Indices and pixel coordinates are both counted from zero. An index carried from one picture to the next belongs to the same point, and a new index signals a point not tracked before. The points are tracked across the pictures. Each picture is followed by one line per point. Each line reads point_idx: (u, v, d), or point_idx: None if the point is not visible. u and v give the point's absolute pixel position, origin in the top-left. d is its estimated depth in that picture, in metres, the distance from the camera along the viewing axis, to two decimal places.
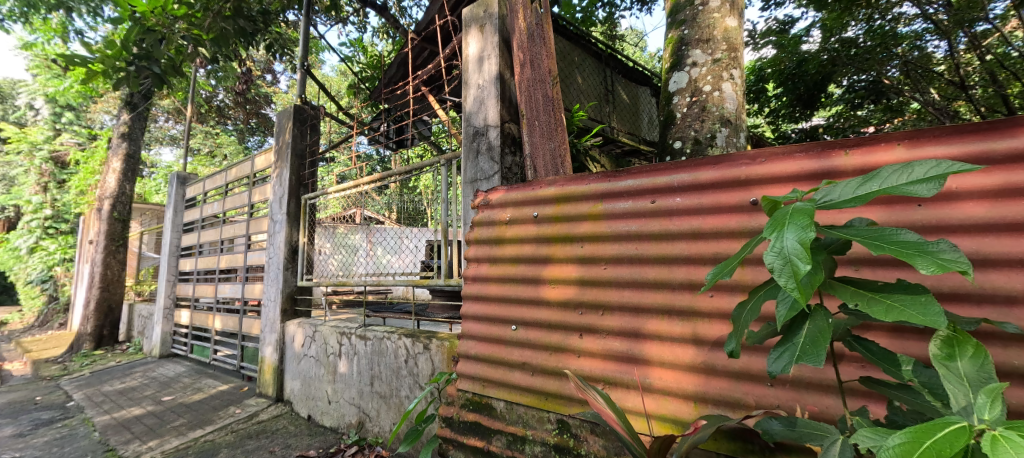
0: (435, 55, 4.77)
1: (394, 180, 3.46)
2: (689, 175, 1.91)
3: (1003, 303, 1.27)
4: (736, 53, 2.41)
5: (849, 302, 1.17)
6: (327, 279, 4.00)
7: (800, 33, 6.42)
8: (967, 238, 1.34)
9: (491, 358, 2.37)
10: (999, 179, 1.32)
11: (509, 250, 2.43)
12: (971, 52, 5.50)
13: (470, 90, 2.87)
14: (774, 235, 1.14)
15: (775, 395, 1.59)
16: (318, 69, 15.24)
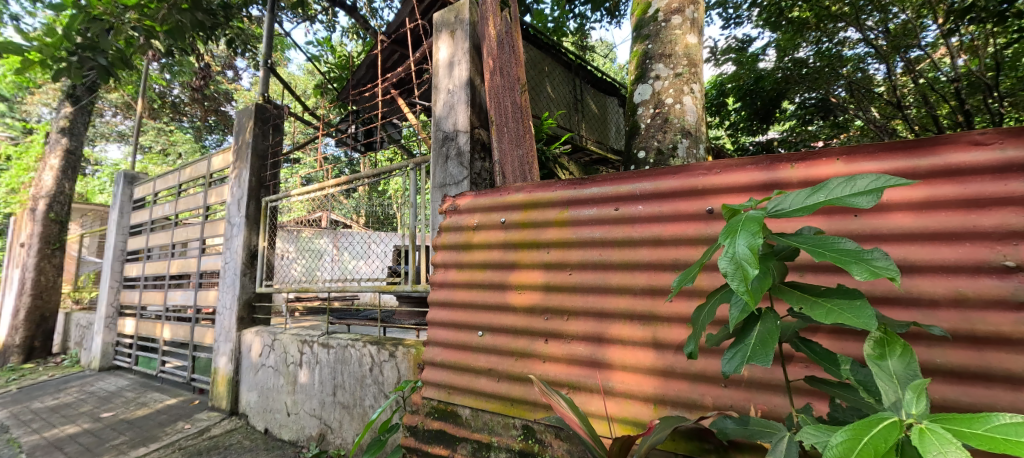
0: (405, 58, 4.70)
1: (362, 183, 3.39)
2: (651, 184, 1.98)
3: (927, 306, 1.39)
4: (696, 68, 2.53)
5: (795, 306, 1.25)
6: (288, 285, 3.84)
7: (757, 51, 6.81)
8: (897, 246, 1.46)
9: (456, 364, 2.35)
10: (923, 193, 1.45)
11: (477, 255, 2.42)
12: (906, 76, 6.04)
13: (440, 96, 2.86)
14: (728, 241, 1.20)
15: (728, 395, 1.66)
16: (282, 67, 14.70)
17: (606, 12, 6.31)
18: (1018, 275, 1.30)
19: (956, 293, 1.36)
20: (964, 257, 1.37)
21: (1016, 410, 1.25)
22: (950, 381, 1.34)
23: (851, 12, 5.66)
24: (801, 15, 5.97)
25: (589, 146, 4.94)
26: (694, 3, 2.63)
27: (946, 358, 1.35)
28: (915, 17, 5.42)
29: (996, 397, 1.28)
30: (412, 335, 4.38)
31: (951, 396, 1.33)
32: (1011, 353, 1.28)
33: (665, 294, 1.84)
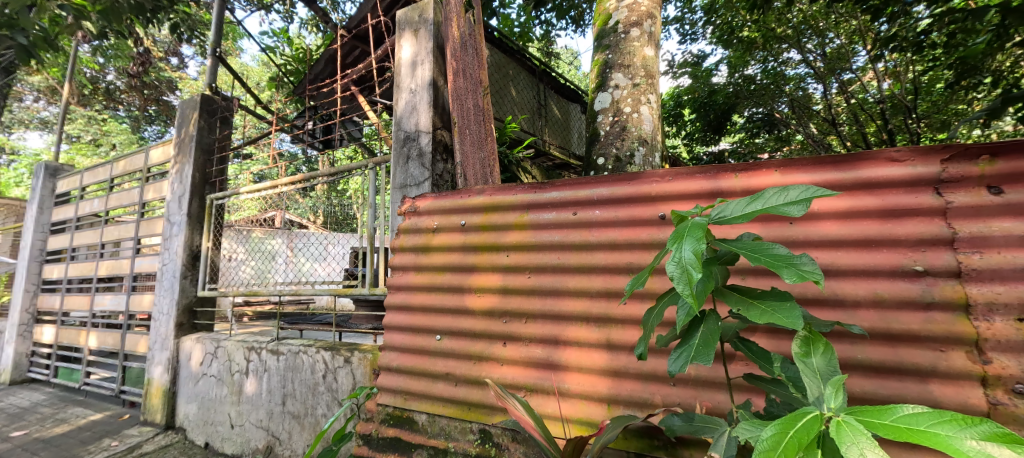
0: (367, 54, 4.58)
1: (320, 182, 3.25)
2: (608, 189, 2.03)
3: (851, 306, 1.52)
4: (653, 80, 2.64)
5: (735, 307, 1.33)
6: (234, 288, 3.60)
7: (711, 66, 7.21)
8: (826, 252, 1.59)
9: (413, 370, 2.30)
10: (848, 203, 1.59)
11: (436, 258, 2.39)
12: (840, 95, 6.59)
13: (401, 94, 2.81)
14: (675, 246, 1.26)
15: (677, 393, 1.74)
16: (233, 58, 13.88)
17: (571, 21, 6.44)
18: (926, 278, 1.46)
19: (875, 295, 1.50)
20: (882, 262, 1.51)
21: (924, 401, 1.39)
22: (870, 376, 1.47)
23: (792, 35, 6.13)
24: (750, 35, 6.37)
25: (552, 151, 5.01)
26: (652, 18, 2.75)
27: (866, 354, 1.48)
28: (846, 43, 5.96)
29: (908, 388, 1.42)
30: (373, 340, 4.35)
31: (870, 389, 1.46)
32: (919, 349, 1.43)
33: (619, 297, 1.90)
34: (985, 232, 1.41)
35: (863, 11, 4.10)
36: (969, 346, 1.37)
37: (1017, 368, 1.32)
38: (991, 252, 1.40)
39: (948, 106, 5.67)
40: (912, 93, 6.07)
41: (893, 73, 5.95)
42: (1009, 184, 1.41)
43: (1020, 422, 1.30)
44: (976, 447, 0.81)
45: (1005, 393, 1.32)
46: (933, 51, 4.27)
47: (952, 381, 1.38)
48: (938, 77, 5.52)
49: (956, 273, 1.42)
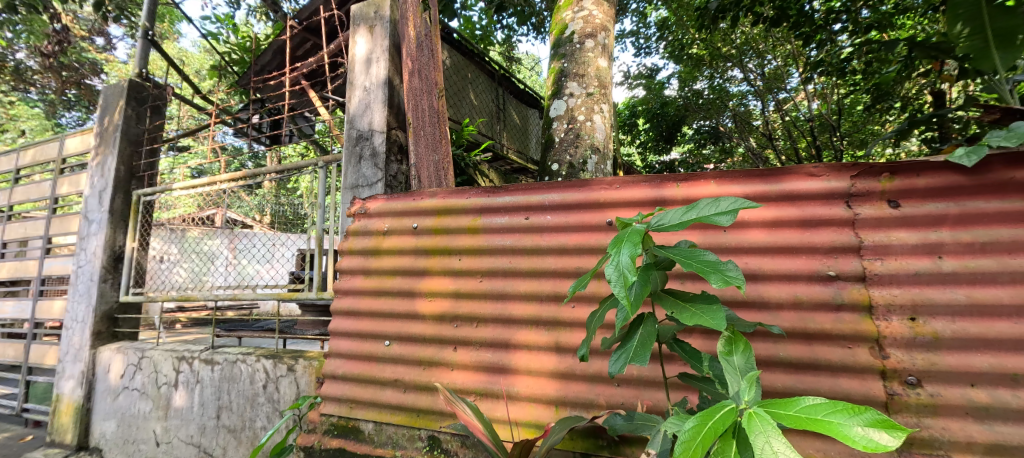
0: (319, 48, 4.39)
1: (266, 179, 3.05)
2: (559, 195, 2.06)
3: (774, 308, 1.65)
4: (605, 90, 2.73)
5: (670, 310, 1.40)
6: (164, 292, 3.30)
7: (663, 80, 7.56)
8: (755, 258, 1.72)
9: (359, 377, 2.22)
10: (774, 214, 1.72)
11: (386, 261, 2.32)
12: (775, 113, 7.13)
13: (354, 92, 2.71)
14: (614, 251, 1.31)
15: (621, 393, 1.79)
16: (171, 43, 12.81)
17: (531, 27, 6.49)
18: (837, 282, 1.61)
19: (795, 298, 1.64)
20: (803, 267, 1.66)
21: (836, 393, 1.53)
22: (791, 372, 1.59)
23: (736, 55, 6.52)
24: (698, 53, 6.74)
25: (510, 155, 5.04)
26: (607, 31, 2.85)
27: (787, 352, 1.61)
28: (782, 65, 6.47)
29: (823, 382, 1.56)
30: (319, 347, 4.16)
31: (791, 384, 1.58)
32: (832, 346, 1.57)
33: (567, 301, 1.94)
34: (886, 241, 1.58)
35: (796, 36, 4.49)
36: (872, 343, 1.53)
37: (909, 361, 1.49)
38: (890, 258, 1.57)
39: (865, 125, 6.32)
40: (837, 113, 6.70)
41: (820, 95, 6.51)
42: (906, 199, 1.59)
43: (911, 409, 1.46)
44: (862, 432, 0.91)
45: (900, 384, 1.49)
46: (855, 77, 4.74)
47: (858, 374, 1.53)
48: (858, 100, 6.12)
49: (862, 277, 1.58)
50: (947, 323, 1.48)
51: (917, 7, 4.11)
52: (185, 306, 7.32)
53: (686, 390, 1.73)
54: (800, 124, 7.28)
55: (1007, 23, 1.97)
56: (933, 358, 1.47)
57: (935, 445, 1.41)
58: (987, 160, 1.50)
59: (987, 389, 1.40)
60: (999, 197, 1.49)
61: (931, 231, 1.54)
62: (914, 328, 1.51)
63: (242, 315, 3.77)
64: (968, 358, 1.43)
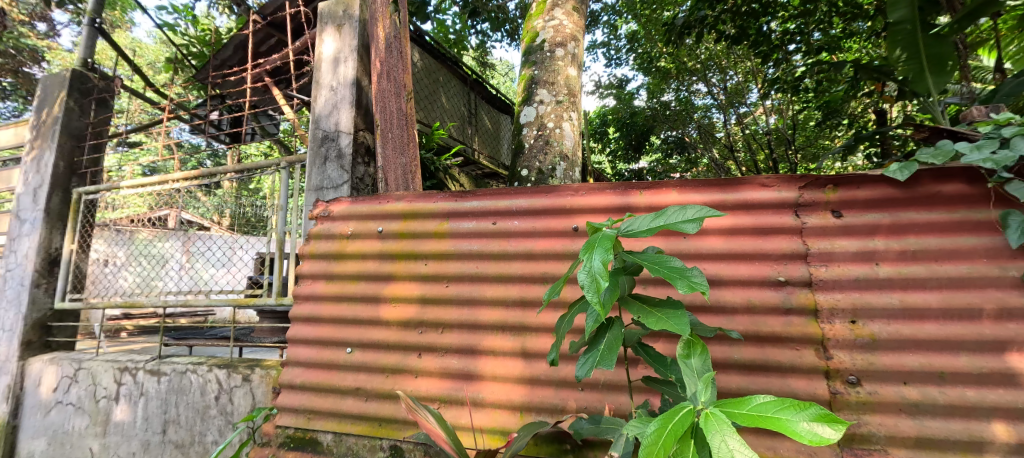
0: (284, 44, 4.25)
1: (224, 179, 2.90)
2: (526, 201, 2.07)
3: (730, 312, 1.72)
4: (575, 99, 2.78)
5: (637, 314, 1.43)
6: (106, 298, 3.06)
7: (633, 91, 7.79)
8: (713, 264, 1.79)
9: (319, 386, 2.13)
10: (730, 221, 1.80)
11: (350, 266, 2.25)
12: (733, 126, 7.49)
13: (320, 91, 2.63)
14: (586, 256, 1.32)
15: (585, 397, 1.81)
16: (123, 32, 12.05)
17: (505, 34, 6.49)
18: (787, 287, 1.70)
19: (749, 302, 1.72)
20: (757, 273, 1.74)
21: (786, 393, 1.61)
22: (746, 373, 1.66)
23: (700, 69, 6.99)
24: (666, 66, 7.01)
25: (481, 160, 5.02)
26: (577, 40, 2.90)
27: (741, 354, 1.68)
28: (742, 81, 7.00)
29: (773, 383, 1.63)
30: (279, 355, 3.97)
31: (745, 385, 1.65)
32: (782, 348, 1.66)
33: (534, 306, 1.94)
34: (830, 248, 1.69)
35: (756, 54, 4.74)
36: (818, 345, 1.63)
37: (850, 362, 1.59)
38: (834, 265, 1.68)
39: (817, 141, 6.87)
40: (791, 128, 7.10)
41: (777, 111, 7.01)
42: (848, 209, 1.70)
43: (852, 407, 1.56)
44: (808, 428, 0.96)
45: (842, 384, 1.58)
46: (809, 94, 5.04)
47: (805, 375, 1.61)
48: (810, 116, 6.51)
49: (809, 282, 1.68)
50: (884, 325, 1.59)
51: (862, 33, 4.43)
52: (131, 313, 6.84)
53: (648, 393, 1.77)
54: (758, 138, 7.67)
55: (938, 50, 2.27)
56: (871, 358, 1.58)
57: (873, 440, 1.51)
58: (918, 175, 1.63)
59: (918, 387, 1.52)
60: (927, 209, 1.63)
61: (869, 239, 1.66)
62: (854, 330, 1.61)
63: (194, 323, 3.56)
64: (902, 358, 1.55)
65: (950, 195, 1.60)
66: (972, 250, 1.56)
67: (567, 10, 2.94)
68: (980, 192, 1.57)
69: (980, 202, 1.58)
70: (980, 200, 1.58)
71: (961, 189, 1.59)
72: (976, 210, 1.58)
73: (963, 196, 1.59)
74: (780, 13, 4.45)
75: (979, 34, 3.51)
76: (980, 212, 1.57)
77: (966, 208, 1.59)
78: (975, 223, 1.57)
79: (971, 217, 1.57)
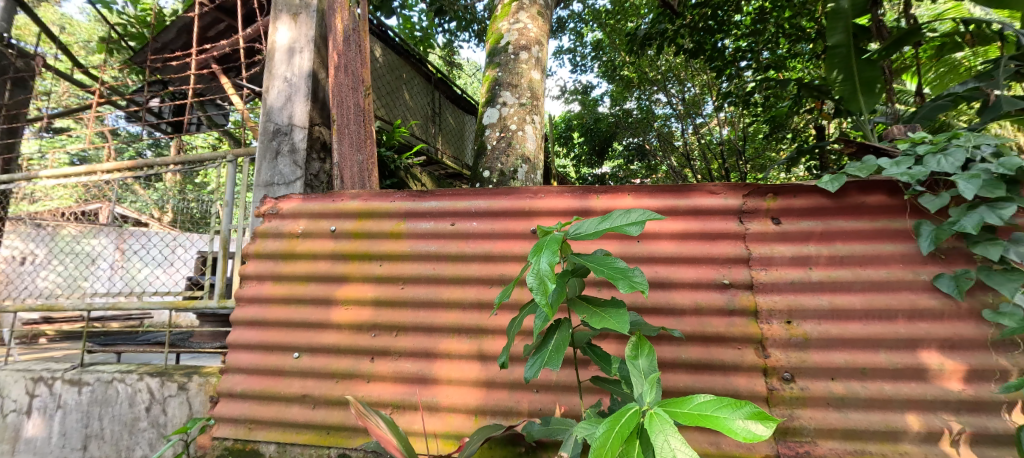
0: (234, 30, 4.01)
1: (163, 171, 2.70)
2: (486, 202, 2.03)
3: (678, 314, 1.80)
4: (537, 102, 2.81)
5: (583, 315, 1.44)
6: (19, 299, 2.74)
7: (598, 97, 8.00)
8: (664, 267, 1.86)
9: (261, 394, 1.98)
10: (681, 226, 1.88)
11: (300, 266, 2.09)
12: (684, 136, 7.87)
13: (272, 81, 2.49)
14: (534, 258, 1.32)
15: (540, 399, 1.82)
16: (54, 7, 11.00)
17: (472, 35, 6.43)
18: (730, 290, 1.79)
19: (696, 304, 1.79)
20: (704, 276, 1.82)
21: (728, 390, 1.70)
22: (692, 371, 1.74)
23: (661, 79, 7.14)
24: (629, 75, 7.21)
25: (445, 160, 4.97)
26: (540, 45, 2.93)
27: (688, 354, 1.75)
28: (699, 93, 7.27)
29: (717, 380, 1.72)
30: (221, 362, 3.71)
31: (691, 383, 1.73)
32: (725, 347, 1.74)
33: (490, 308, 1.92)
34: (770, 253, 1.80)
35: (710, 68, 5.01)
36: (757, 344, 1.73)
37: (786, 360, 1.70)
38: (773, 269, 1.79)
39: (764, 152, 7.31)
40: (740, 140, 7.51)
41: (729, 123, 7.45)
42: (785, 217, 1.83)
43: (786, 402, 1.66)
44: (743, 425, 1.00)
45: (778, 380, 1.68)
46: (757, 108, 5.36)
47: (746, 372, 1.71)
48: (758, 129, 6.91)
49: (750, 285, 1.77)
50: (815, 325, 1.71)
51: (806, 54, 4.77)
52: (53, 315, 6.21)
53: (600, 393, 1.81)
54: (712, 147, 8.06)
55: (867, 74, 2.60)
56: (804, 356, 1.69)
57: (804, 432, 1.62)
58: (847, 186, 1.78)
59: (843, 382, 1.65)
60: (854, 218, 1.77)
61: (803, 245, 1.79)
62: (789, 330, 1.72)
63: (124, 327, 3.26)
64: (830, 355, 1.68)
65: (874, 206, 1.76)
66: (891, 256, 1.72)
67: (532, 14, 2.97)
68: (898, 203, 1.74)
69: (898, 212, 1.74)
70: (898, 210, 1.74)
71: (883, 200, 1.75)
72: (895, 220, 1.74)
73: (885, 206, 1.75)
74: (734, 32, 4.72)
75: (903, 61, 3.91)
76: (897, 221, 1.73)
77: (886, 217, 1.75)
78: (893, 231, 1.73)
79: (890, 226, 1.73)
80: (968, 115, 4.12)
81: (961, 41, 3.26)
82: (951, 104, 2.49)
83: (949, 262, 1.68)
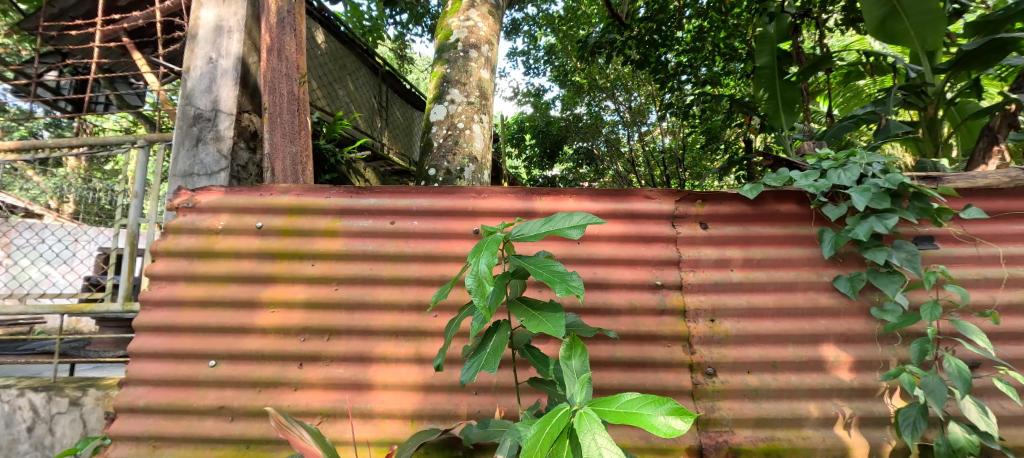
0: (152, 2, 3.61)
1: (59, 155, 2.38)
2: (427, 201, 1.95)
3: (615, 314, 1.82)
4: (486, 102, 2.78)
5: (520, 317, 1.41)
6: None
7: (549, 101, 8.13)
8: (603, 269, 1.87)
9: (169, 407, 1.76)
10: (619, 229, 1.90)
11: (218, 266, 1.89)
12: (627, 143, 8.15)
13: (193, 61, 2.25)
14: (473, 259, 1.28)
15: (478, 401, 1.78)
16: None
17: (424, 29, 6.26)
18: (662, 290, 1.84)
19: (631, 304, 1.82)
20: (639, 277, 1.86)
21: (659, 387, 1.74)
22: (626, 370, 1.77)
23: (610, 87, 7.42)
24: (580, 81, 7.39)
25: (390, 156, 4.80)
26: (490, 44, 2.90)
27: (622, 352, 1.78)
28: (644, 103, 7.55)
29: (650, 378, 1.76)
30: (125, 374, 3.32)
31: (624, 380, 1.76)
32: (656, 345, 1.79)
33: (429, 309, 1.85)
34: (697, 256, 1.86)
35: (655, 79, 5.19)
36: (685, 341, 1.79)
37: (710, 356, 1.77)
38: (700, 270, 1.86)
39: (700, 161, 7.73)
40: (681, 149, 7.89)
41: (671, 132, 7.78)
42: (712, 221, 1.91)
43: (709, 395, 1.73)
44: (664, 421, 1.00)
45: (702, 375, 1.75)
46: (695, 120, 5.62)
47: (675, 369, 1.76)
48: (697, 140, 7.30)
49: (680, 286, 1.83)
50: (735, 323, 1.80)
51: (739, 72, 5.08)
52: None
53: (538, 394, 1.79)
54: (654, 155, 8.38)
55: (787, 94, 2.86)
56: (725, 352, 1.77)
57: (723, 423, 1.70)
58: (764, 195, 1.89)
59: (758, 375, 1.75)
60: (769, 224, 1.90)
61: (726, 248, 1.88)
62: (713, 327, 1.80)
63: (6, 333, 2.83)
64: (749, 351, 1.77)
65: (786, 214, 1.89)
66: (799, 259, 1.85)
67: (482, 13, 2.93)
68: (805, 212, 1.88)
69: (806, 220, 1.89)
70: (806, 218, 1.88)
71: (794, 209, 1.88)
72: (803, 227, 1.88)
73: (795, 215, 1.89)
74: (677, 46, 4.93)
75: (818, 85, 4.30)
76: (805, 228, 1.87)
77: (796, 224, 1.89)
78: (802, 237, 1.87)
79: (801, 232, 1.87)
80: (868, 135, 4.61)
81: (864, 70, 3.63)
82: (854, 125, 2.78)
83: (845, 265, 1.84)
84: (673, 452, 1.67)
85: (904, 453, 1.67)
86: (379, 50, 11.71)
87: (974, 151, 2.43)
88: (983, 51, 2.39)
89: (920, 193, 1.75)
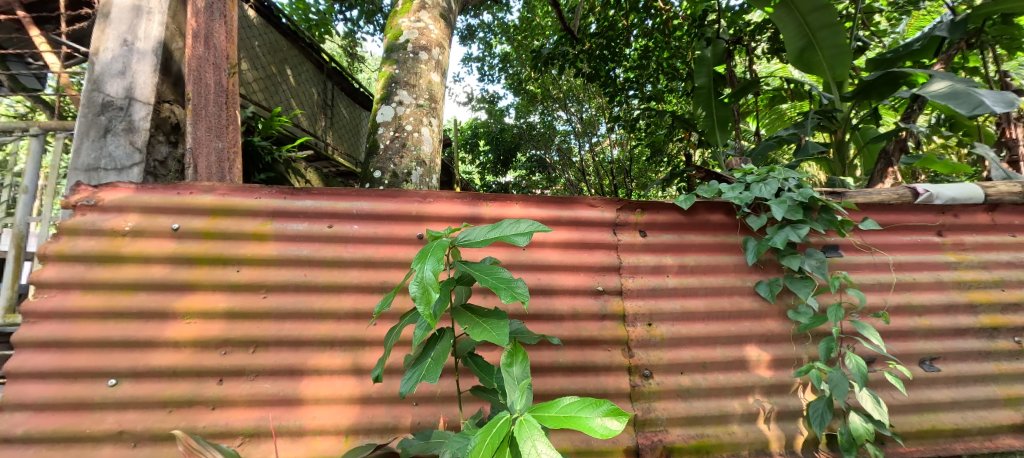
0: None
1: None
2: (368, 204, 1.85)
3: (558, 320, 1.80)
4: (436, 105, 2.71)
5: (464, 325, 1.35)
6: None
7: (502, 108, 8.16)
8: (547, 275, 1.85)
9: (58, 434, 1.55)
10: (563, 235, 1.89)
11: (125, 270, 1.69)
12: (576, 152, 8.31)
13: (104, 42, 2.02)
14: (418, 265, 1.21)
15: (418, 413, 1.70)
16: None
17: (375, 27, 6.07)
18: (603, 296, 1.85)
19: (574, 310, 1.82)
20: (581, 283, 1.86)
21: (600, 391, 1.75)
22: (567, 376, 1.76)
23: (562, 98, 7.56)
24: (533, 90, 7.49)
25: (334, 157, 4.60)
26: (442, 47, 2.84)
27: (565, 358, 1.77)
28: (594, 114, 7.77)
29: (591, 384, 1.76)
30: None
31: (566, 386, 1.75)
32: (597, 351, 1.79)
33: (367, 318, 1.76)
34: (637, 262, 1.90)
35: (604, 91, 5.33)
36: (624, 346, 1.81)
37: (647, 359, 1.80)
38: (639, 277, 1.89)
39: (645, 173, 8.03)
40: (628, 161, 8.16)
41: (618, 144, 8.02)
42: (650, 230, 1.95)
43: (646, 397, 1.76)
44: (601, 423, 0.98)
45: (640, 377, 1.78)
46: (640, 133, 5.83)
47: (614, 373, 1.78)
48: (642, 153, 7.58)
49: (620, 292, 1.86)
50: (671, 326, 1.85)
51: (680, 90, 5.33)
52: None
53: (480, 402, 1.74)
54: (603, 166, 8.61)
55: (721, 113, 3.03)
56: (661, 355, 1.81)
57: (659, 423, 1.73)
58: (697, 205, 1.96)
59: (691, 376, 1.80)
60: (700, 233, 1.97)
61: (663, 255, 1.93)
62: (650, 331, 1.83)
63: None
64: (683, 354, 1.82)
65: (716, 223, 1.97)
66: (727, 266, 1.94)
67: (434, 15, 2.87)
68: (732, 222, 1.98)
69: (732, 229, 1.98)
70: (732, 228, 1.98)
71: (723, 219, 1.97)
72: (731, 235, 1.97)
73: (724, 224, 1.97)
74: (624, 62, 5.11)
75: (749, 106, 4.60)
76: (732, 236, 1.97)
77: (725, 233, 1.97)
78: (729, 245, 1.96)
79: (728, 240, 1.96)
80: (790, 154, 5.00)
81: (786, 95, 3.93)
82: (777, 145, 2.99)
83: (765, 270, 1.94)
84: (612, 455, 1.67)
85: (815, 443, 1.78)
86: (327, 45, 11.31)
87: (873, 171, 2.70)
88: (881, 82, 2.66)
89: (827, 206, 1.88)
